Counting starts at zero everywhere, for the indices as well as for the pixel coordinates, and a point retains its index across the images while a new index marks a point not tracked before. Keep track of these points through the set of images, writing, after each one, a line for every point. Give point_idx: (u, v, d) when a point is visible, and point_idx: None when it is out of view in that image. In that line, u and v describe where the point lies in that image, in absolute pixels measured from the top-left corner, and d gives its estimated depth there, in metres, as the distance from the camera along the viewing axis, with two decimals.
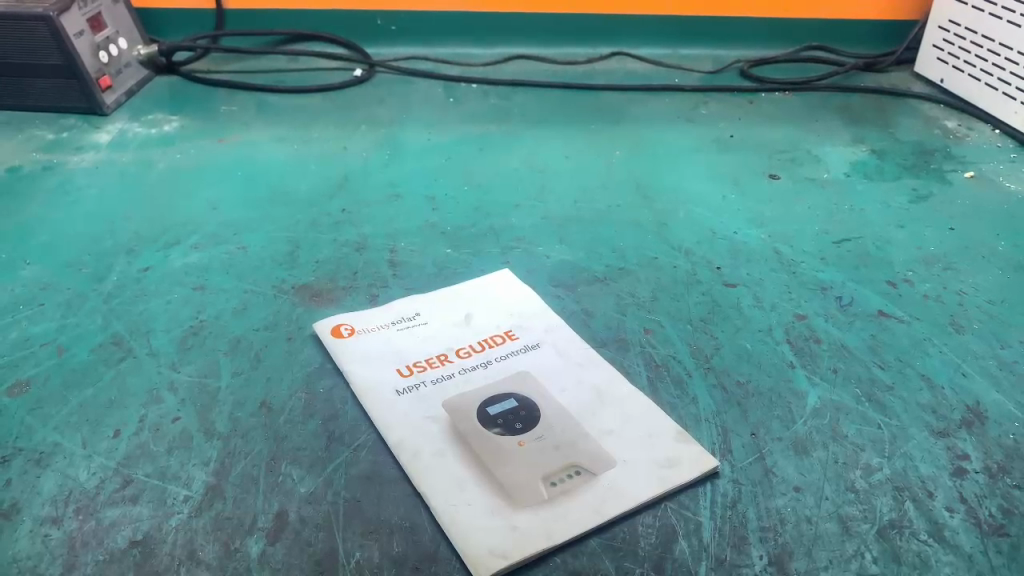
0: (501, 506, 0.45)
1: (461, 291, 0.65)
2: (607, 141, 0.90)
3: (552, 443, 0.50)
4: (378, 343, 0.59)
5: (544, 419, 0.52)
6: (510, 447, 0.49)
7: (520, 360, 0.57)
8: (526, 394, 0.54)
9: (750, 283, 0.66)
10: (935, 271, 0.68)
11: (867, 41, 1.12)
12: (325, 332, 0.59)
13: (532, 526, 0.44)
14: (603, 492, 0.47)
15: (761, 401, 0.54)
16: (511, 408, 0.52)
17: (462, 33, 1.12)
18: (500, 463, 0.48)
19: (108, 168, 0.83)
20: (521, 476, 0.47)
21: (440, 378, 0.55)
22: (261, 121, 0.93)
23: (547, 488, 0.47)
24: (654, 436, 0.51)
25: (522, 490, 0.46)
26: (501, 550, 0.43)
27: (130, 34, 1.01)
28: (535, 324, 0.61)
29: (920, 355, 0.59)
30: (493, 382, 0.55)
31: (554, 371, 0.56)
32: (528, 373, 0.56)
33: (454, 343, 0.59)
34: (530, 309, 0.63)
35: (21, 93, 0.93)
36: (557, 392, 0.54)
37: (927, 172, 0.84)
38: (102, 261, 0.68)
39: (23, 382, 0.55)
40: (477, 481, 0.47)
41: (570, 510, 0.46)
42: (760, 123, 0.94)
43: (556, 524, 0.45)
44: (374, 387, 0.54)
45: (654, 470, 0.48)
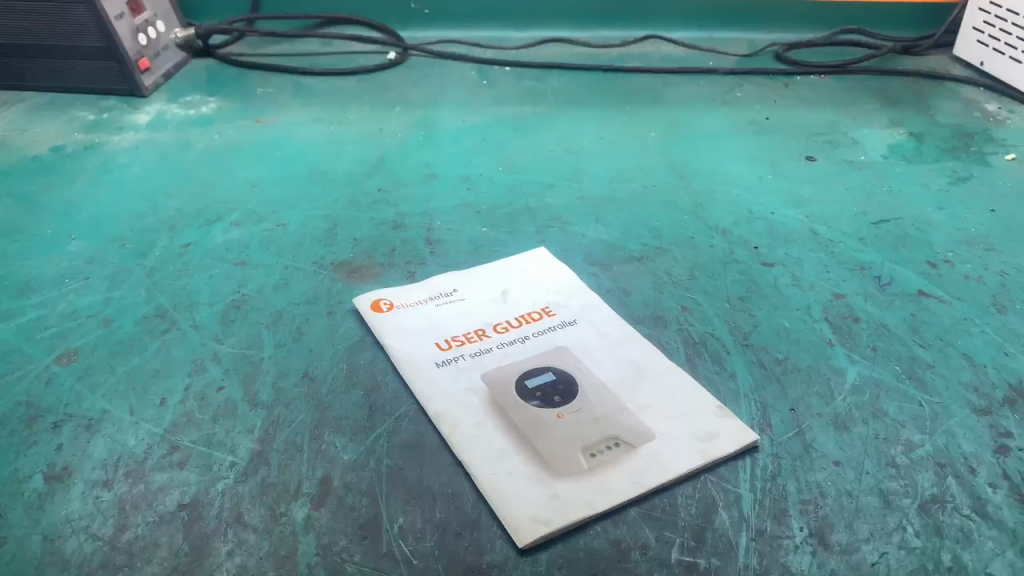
0: (542, 474, 0.46)
1: (496, 268, 0.66)
2: (641, 123, 0.90)
3: (590, 416, 0.50)
4: (416, 317, 0.59)
5: (582, 393, 0.52)
6: (548, 418, 0.50)
7: (559, 336, 0.58)
8: (565, 368, 0.54)
9: (788, 263, 0.66)
10: (976, 252, 0.67)
11: (906, 24, 1.11)
12: (366, 306, 0.60)
13: (572, 495, 0.45)
14: (643, 463, 0.47)
15: (800, 378, 0.54)
16: (550, 381, 0.53)
17: (495, 17, 1.12)
18: (540, 434, 0.48)
19: (149, 148, 0.84)
20: (561, 447, 0.48)
21: (479, 352, 0.56)
22: (297, 102, 0.94)
23: (587, 459, 0.47)
24: (693, 410, 0.51)
25: (562, 459, 0.47)
26: (542, 518, 0.43)
27: (168, 18, 1.02)
28: (572, 301, 0.62)
29: (960, 334, 0.58)
30: (532, 356, 0.55)
31: (592, 347, 0.57)
32: (565, 349, 0.56)
33: (492, 318, 0.60)
34: (565, 287, 0.63)
35: (63, 76, 0.94)
36: (596, 366, 0.55)
37: (967, 154, 0.82)
38: (145, 237, 0.69)
39: (71, 352, 0.56)
40: (517, 451, 0.47)
41: (609, 480, 0.46)
42: (796, 105, 0.94)
43: (597, 494, 0.45)
44: (414, 360, 0.55)
45: (693, 442, 0.48)
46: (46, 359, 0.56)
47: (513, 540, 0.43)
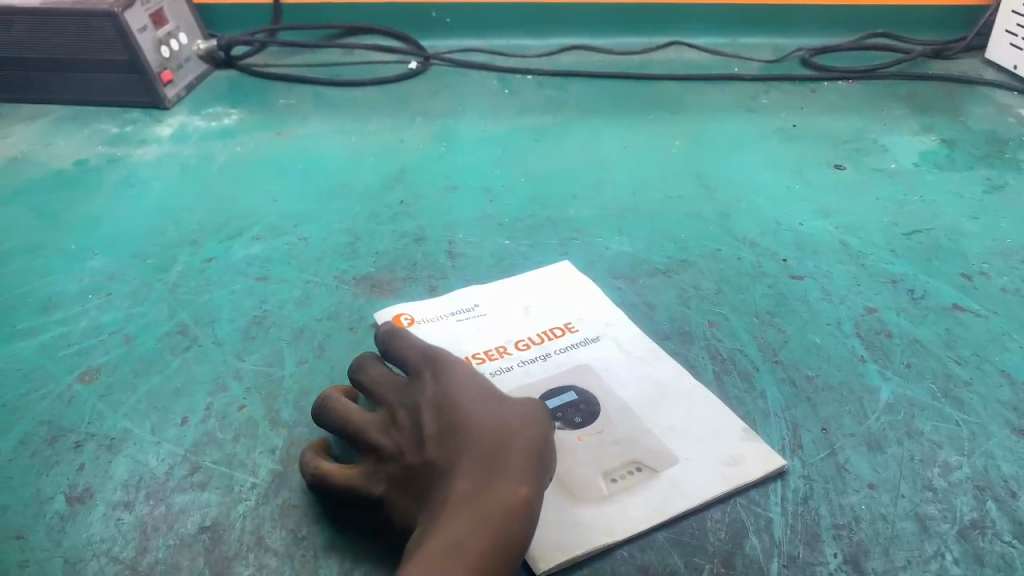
0: (562, 499, 0.45)
1: (515, 283, 0.65)
2: (665, 132, 0.89)
3: (611, 438, 0.49)
4: (435, 333, 0.58)
5: (604, 414, 0.51)
6: (569, 441, 0.49)
7: (581, 353, 0.57)
8: (587, 389, 0.53)
9: (817, 276, 0.65)
10: (1012, 263, 0.65)
11: (934, 28, 1.10)
12: (385, 321, 0.59)
13: (594, 521, 0.44)
14: (665, 487, 0.46)
15: (832, 396, 0.53)
16: (571, 402, 0.52)
17: (517, 25, 1.11)
18: (559, 458, 0.48)
19: (172, 161, 0.84)
20: (580, 472, 0.47)
21: (499, 370, 0.55)
22: (318, 114, 0.94)
23: (607, 485, 0.46)
24: (718, 432, 0.50)
25: (583, 484, 0.46)
26: (564, 544, 0.42)
27: (191, 30, 1.03)
28: (595, 317, 0.61)
29: (997, 349, 0.57)
30: (553, 376, 0.54)
31: (614, 365, 0.55)
32: (587, 367, 0.55)
33: (513, 335, 0.59)
34: (586, 303, 0.62)
35: (86, 89, 0.95)
36: (619, 385, 0.54)
37: (1001, 162, 0.81)
38: (167, 252, 0.69)
39: (93, 370, 0.56)
40: None
41: (629, 505, 0.45)
42: (823, 112, 0.92)
43: (618, 519, 0.44)
44: None
45: (718, 467, 0.47)
46: (68, 378, 0.55)
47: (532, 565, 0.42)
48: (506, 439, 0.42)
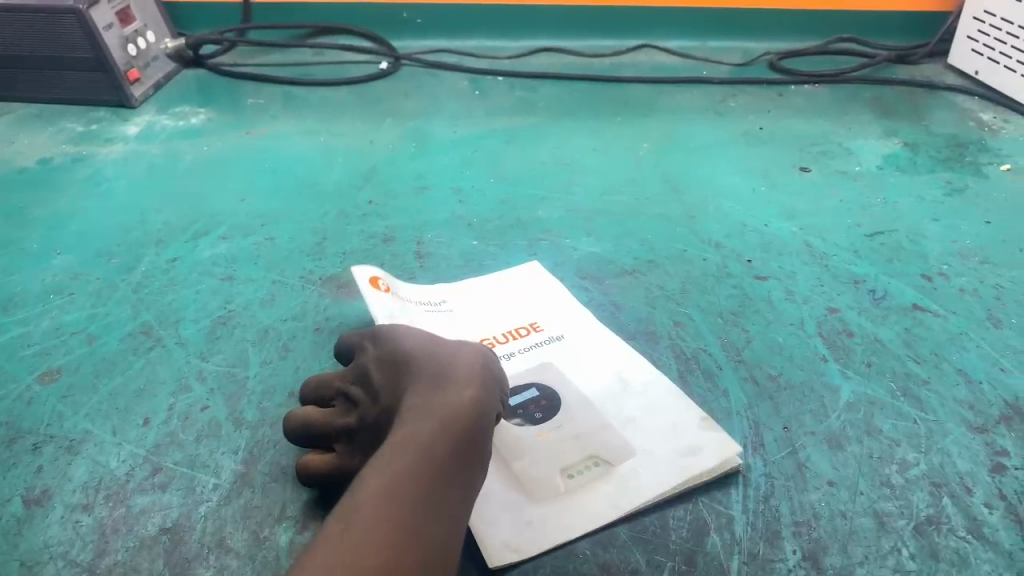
0: (518, 497, 0.45)
1: (484, 281, 0.65)
2: (634, 134, 0.89)
3: (571, 433, 0.49)
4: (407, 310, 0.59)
5: (564, 408, 0.51)
6: (529, 438, 0.49)
7: (545, 351, 0.57)
8: (549, 384, 0.53)
9: (781, 277, 0.65)
10: (971, 264, 0.67)
11: (898, 34, 1.11)
12: (365, 278, 0.59)
13: (548, 520, 0.44)
14: (621, 483, 0.46)
15: (794, 395, 0.53)
16: (532, 398, 0.52)
17: (488, 28, 1.11)
18: (519, 455, 0.48)
19: (138, 160, 0.83)
20: (539, 469, 0.47)
21: None
22: (288, 114, 0.93)
23: (565, 480, 0.46)
24: (677, 424, 0.50)
25: (539, 480, 0.46)
26: (514, 543, 0.43)
27: (159, 28, 1.02)
28: (561, 317, 0.61)
29: (956, 349, 0.57)
30: (517, 374, 0.55)
31: (577, 362, 0.56)
32: (551, 365, 0.56)
33: (480, 331, 0.59)
34: (550, 301, 0.63)
35: (52, 86, 0.94)
36: (581, 380, 0.54)
37: (962, 165, 0.82)
38: (132, 252, 0.68)
39: (54, 370, 0.55)
40: (495, 469, 0.47)
41: (584, 501, 0.45)
42: (790, 116, 0.93)
43: (571, 516, 0.44)
44: None
45: (674, 458, 0.47)
46: (28, 378, 0.55)
47: (483, 563, 0.42)
48: (448, 361, 0.43)
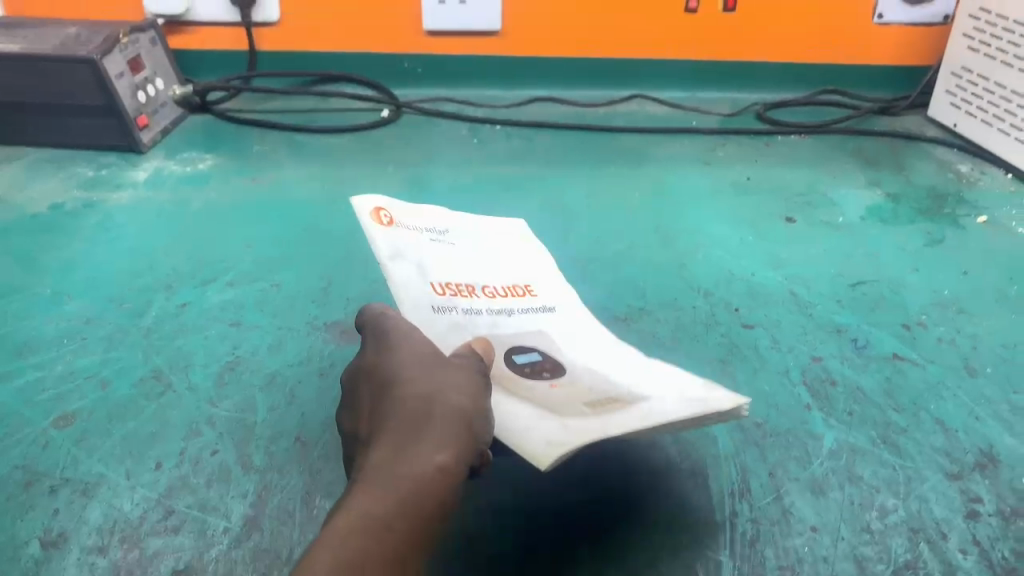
0: (551, 417, 0.50)
1: (482, 251, 0.70)
2: (627, 183, 0.93)
3: (581, 385, 0.54)
4: (415, 256, 0.62)
5: (568, 369, 0.57)
6: (544, 388, 0.54)
7: (537, 318, 0.63)
8: (548, 350, 0.59)
9: (768, 325, 0.68)
10: (949, 315, 0.69)
11: (882, 85, 1.16)
12: (368, 212, 0.63)
13: (583, 426, 0.48)
14: (642, 404, 0.50)
15: (779, 442, 0.56)
16: (536, 361, 0.57)
17: (486, 77, 1.15)
18: (542, 397, 0.52)
19: (147, 206, 0.86)
20: (562, 403, 0.51)
21: (469, 311, 0.60)
22: (292, 160, 0.96)
23: (588, 409, 0.51)
24: (673, 370, 0.55)
25: (568, 410, 0.50)
26: (560, 441, 0.46)
27: (167, 76, 1.05)
28: (548, 296, 0.67)
29: (934, 398, 0.60)
30: (515, 331, 0.60)
31: (567, 334, 0.62)
32: (546, 332, 0.62)
33: (478, 285, 0.64)
34: (544, 280, 0.70)
35: (63, 132, 0.97)
36: (575, 351, 0.60)
37: (942, 217, 0.85)
38: (142, 297, 0.71)
39: (69, 414, 0.57)
40: (526, 405, 0.51)
41: (613, 419, 0.48)
42: (777, 166, 0.97)
43: (605, 423, 0.48)
44: (415, 291, 0.58)
45: (683, 390, 0.51)
46: (43, 423, 0.57)
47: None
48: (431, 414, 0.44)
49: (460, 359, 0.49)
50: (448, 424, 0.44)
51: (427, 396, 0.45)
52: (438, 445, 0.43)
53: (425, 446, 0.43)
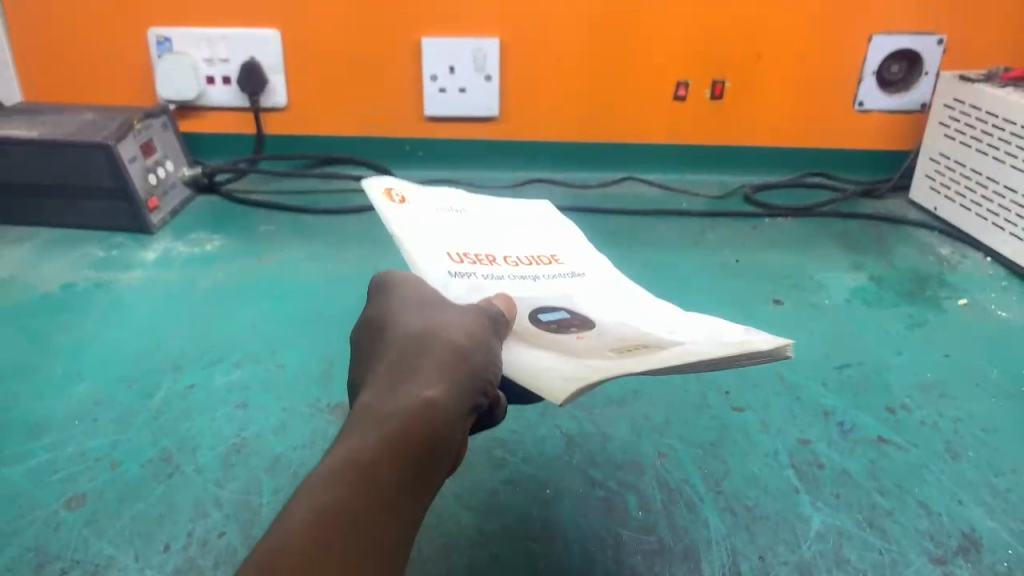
0: (576, 360, 0.49)
1: (512, 229, 0.70)
2: (619, 264, 0.96)
3: (609, 335, 0.54)
4: (432, 233, 0.62)
5: (598, 325, 0.56)
6: (569, 339, 0.53)
7: (561, 280, 0.63)
8: (577, 309, 0.58)
9: (756, 408, 0.71)
10: (932, 397, 0.72)
11: (865, 168, 1.20)
12: (376, 193, 0.65)
13: (607, 364, 0.47)
14: (665, 347, 0.49)
15: (768, 525, 0.58)
16: (565, 318, 0.56)
17: (484, 159, 1.19)
18: (568, 346, 0.52)
19: (156, 286, 0.89)
20: (589, 350, 0.51)
21: (489, 276, 0.60)
22: (297, 241, 1.00)
23: (616, 353, 0.50)
24: (702, 321, 0.55)
25: (595, 355, 0.50)
26: (583, 377, 0.46)
27: (177, 158, 1.09)
28: (571, 264, 0.67)
29: (918, 481, 0.62)
30: (539, 291, 0.60)
31: (592, 294, 0.61)
32: (572, 292, 0.61)
33: (498, 254, 0.64)
34: (566, 251, 0.70)
35: (75, 214, 1.00)
36: (603, 308, 0.59)
37: (924, 299, 0.88)
38: (150, 378, 0.73)
39: (80, 496, 0.59)
40: (551, 354, 0.51)
41: (634, 359, 0.48)
42: (764, 249, 1.00)
43: (632, 360, 0.47)
44: (432, 260, 0.58)
45: (714, 334, 0.52)
46: (54, 504, 0.58)
47: None
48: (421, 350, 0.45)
49: (456, 308, 0.49)
50: (440, 365, 0.44)
51: (419, 340, 0.45)
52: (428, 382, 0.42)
53: (417, 384, 0.42)
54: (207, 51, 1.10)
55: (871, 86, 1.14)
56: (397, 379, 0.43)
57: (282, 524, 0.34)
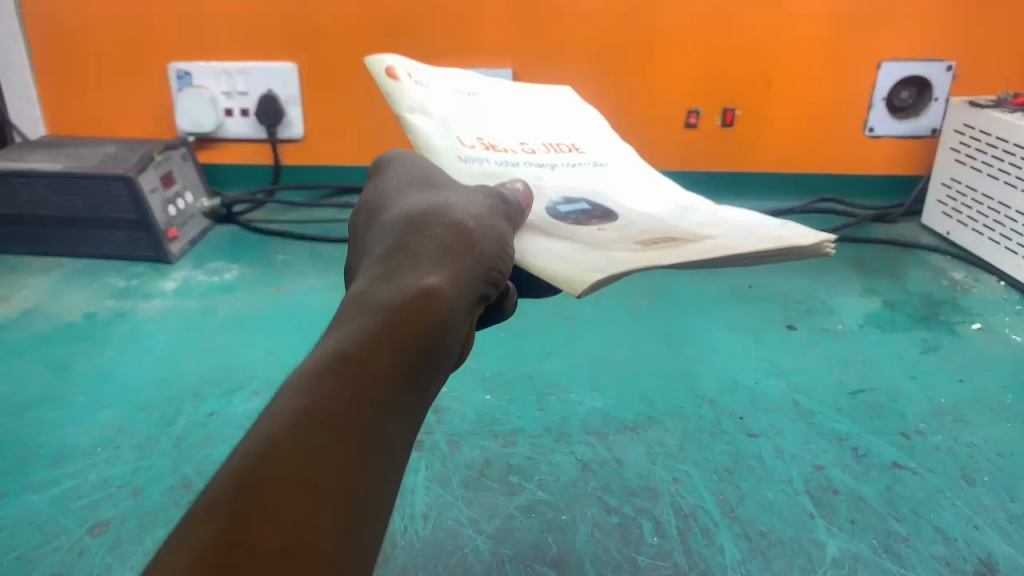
0: (599, 251, 0.48)
1: (541, 107, 0.68)
2: (633, 290, 0.97)
3: (633, 229, 0.52)
4: (455, 110, 0.60)
5: (620, 217, 0.55)
6: (590, 231, 0.52)
7: (580, 170, 0.61)
8: (598, 201, 0.57)
9: (771, 434, 0.71)
10: (946, 422, 0.72)
11: (876, 194, 1.21)
12: (380, 67, 0.58)
13: (634, 256, 0.46)
14: (692, 245, 0.47)
15: (783, 551, 0.58)
16: (584, 210, 0.55)
17: None
18: (588, 237, 0.50)
19: (176, 315, 0.90)
20: (611, 242, 0.50)
21: (505, 163, 0.58)
22: (314, 269, 1.01)
23: (640, 245, 0.49)
24: (734, 220, 0.54)
25: (619, 247, 0.49)
26: (608, 267, 0.44)
27: (196, 189, 1.12)
28: (589, 152, 0.65)
29: (933, 507, 0.62)
30: (558, 180, 0.58)
31: (612, 184, 0.60)
32: (592, 182, 0.59)
33: (514, 139, 0.62)
34: (584, 138, 0.67)
35: (96, 244, 1.02)
36: (625, 201, 0.58)
37: (937, 324, 0.89)
38: (170, 406, 0.74)
39: (103, 523, 0.60)
40: (571, 244, 0.49)
41: (659, 254, 0.46)
42: (777, 274, 1.01)
43: (660, 252, 0.46)
44: (447, 150, 0.56)
45: (748, 231, 0.51)
46: (79, 531, 0.60)
47: None
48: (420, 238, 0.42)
49: (459, 199, 0.46)
50: (440, 252, 0.41)
51: (416, 228, 0.42)
52: (427, 267, 0.40)
53: (414, 268, 0.39)
54: (225, 84, 1.13)
55: (882, 112, 1.15)
56: (392, 264, 0.40)
57: (265, 427, 0.31)
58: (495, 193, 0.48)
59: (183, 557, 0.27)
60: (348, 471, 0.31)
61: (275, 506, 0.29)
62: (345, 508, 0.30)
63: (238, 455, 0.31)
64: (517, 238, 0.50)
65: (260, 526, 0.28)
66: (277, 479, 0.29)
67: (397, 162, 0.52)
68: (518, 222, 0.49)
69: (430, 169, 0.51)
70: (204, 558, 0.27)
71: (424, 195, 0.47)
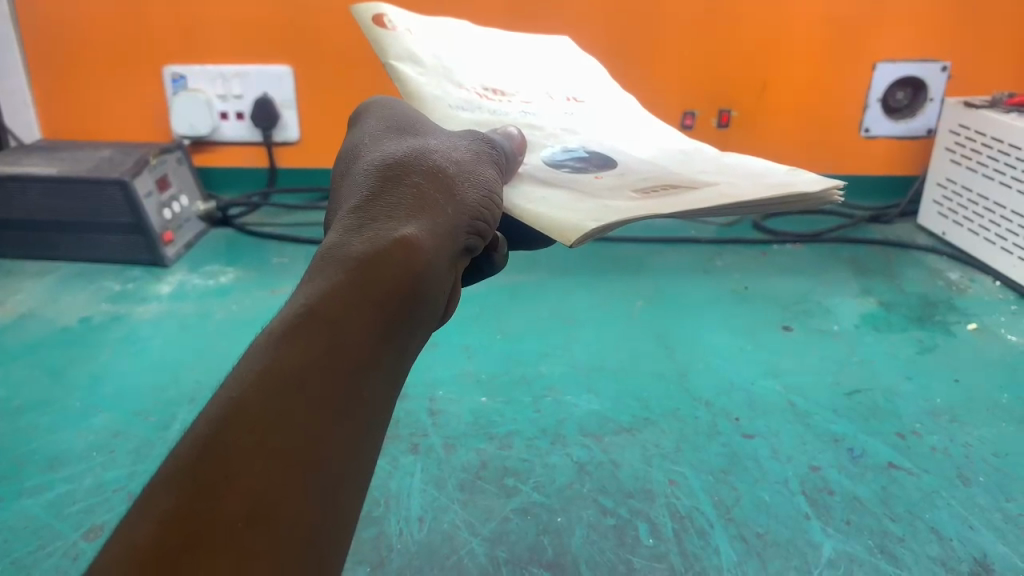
0: (593, 201, 0.44)
1: (547, 63, 0.65)
2: (630, 292, 0.97)
3: (631, 177, 0.49)
4: (450, 59, 0.58)
5: (620, 164, 0.51)
6: (586, 180, 0.48)
7: (579, 116, 0.58)
8: (597, 147, 0.54)
9: (767, 435, 0.71)
10: (942, 423, 0.72)
11: (872, 194, 1.21)
12: (367, 20, 0.57)
13: (630, 206, 0.43)
14: (691, 196, 0.44)
15: (778, 552, 0.58)
16: (582, 158, 0.52)
17: None
18: (582, 187, 0.47)
19: (172, 318, 0.90)
20: (606, 192, 0.46)
21: (498, 111, 0.56)
22: None
23: (636, 195, 0.45)
24: (740, 168, 0.51)
25: (614, 196, 0.45)
26: (602, 217, 0.41)
27: (191, 193, 1.12)
28: (590, 99, 0.62)
29: (929, 507, 0.62)
30: (556, 127, 0.56)
31: (614, 130, 0.57)
32: (592, 128, 0.57)
33: (509, 87, 0.60)
34: (586, 86, 0.65)
35: (91, 248, 1.01)
36: (627, 146, 0.55)
37: (933, 325, 0.89)
38: (166, 410, 0.74)
39: (99, 527, 0.60)
40: (563, 194, 0.46)
41: (655, 205, 0.43)
42: (773, 276, 1.01)
43: (658, 204, 0.43)
44: (437, 97, 0.54)
45: (753, 180, 0.48)
46: (74, 536, 0.59)
47: None
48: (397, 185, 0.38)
49: (441, 142, 0.43)
50: (418, 200, 0.37)
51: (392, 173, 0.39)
52: (401, 215, 0.36)
53: (387, 218, 0.36)
54: (221, 87, 1.13)
55: (877, 113, 1.15)
56: (364, 208, 0.36)
57: (231, 389, 0.30)
58: (482, 136, 0.45)
59: (146, 527, 0.26)
60: (314, 439, 0.29)
61: (237, 475, 0.27)
62: (311, 477, 0.29)
63: (203, 419, 0.29)
64: (508, 188, 0.47)
65: (223, 496, 0.27)
66: (238, 450, 0.28)
67: (378, 109, 0.49)
68: (507, 170, 0.46)
69: (413, 116, 0.48)
70: (165, 528, 0.26)
71: (405, 140, 0.44)
